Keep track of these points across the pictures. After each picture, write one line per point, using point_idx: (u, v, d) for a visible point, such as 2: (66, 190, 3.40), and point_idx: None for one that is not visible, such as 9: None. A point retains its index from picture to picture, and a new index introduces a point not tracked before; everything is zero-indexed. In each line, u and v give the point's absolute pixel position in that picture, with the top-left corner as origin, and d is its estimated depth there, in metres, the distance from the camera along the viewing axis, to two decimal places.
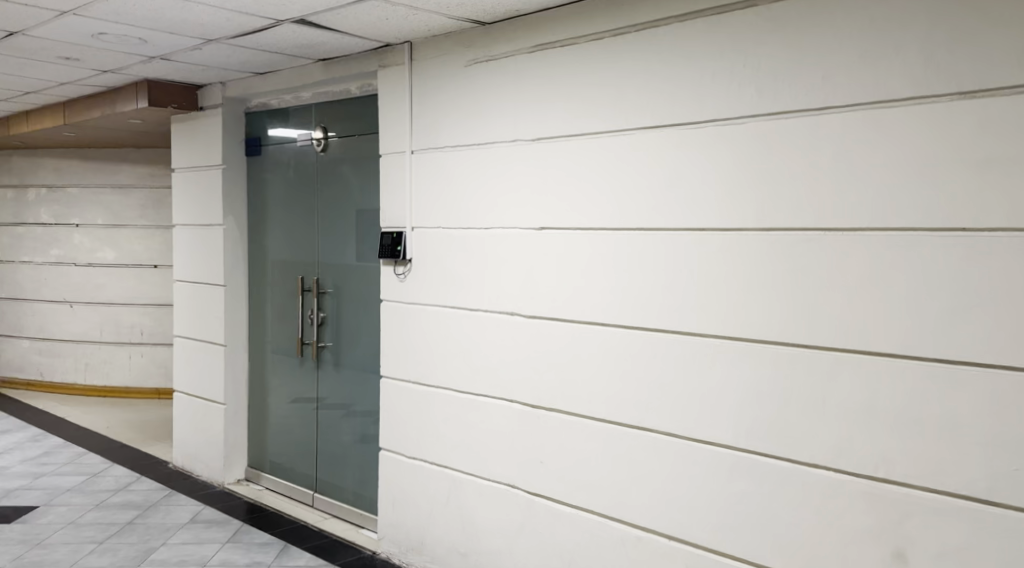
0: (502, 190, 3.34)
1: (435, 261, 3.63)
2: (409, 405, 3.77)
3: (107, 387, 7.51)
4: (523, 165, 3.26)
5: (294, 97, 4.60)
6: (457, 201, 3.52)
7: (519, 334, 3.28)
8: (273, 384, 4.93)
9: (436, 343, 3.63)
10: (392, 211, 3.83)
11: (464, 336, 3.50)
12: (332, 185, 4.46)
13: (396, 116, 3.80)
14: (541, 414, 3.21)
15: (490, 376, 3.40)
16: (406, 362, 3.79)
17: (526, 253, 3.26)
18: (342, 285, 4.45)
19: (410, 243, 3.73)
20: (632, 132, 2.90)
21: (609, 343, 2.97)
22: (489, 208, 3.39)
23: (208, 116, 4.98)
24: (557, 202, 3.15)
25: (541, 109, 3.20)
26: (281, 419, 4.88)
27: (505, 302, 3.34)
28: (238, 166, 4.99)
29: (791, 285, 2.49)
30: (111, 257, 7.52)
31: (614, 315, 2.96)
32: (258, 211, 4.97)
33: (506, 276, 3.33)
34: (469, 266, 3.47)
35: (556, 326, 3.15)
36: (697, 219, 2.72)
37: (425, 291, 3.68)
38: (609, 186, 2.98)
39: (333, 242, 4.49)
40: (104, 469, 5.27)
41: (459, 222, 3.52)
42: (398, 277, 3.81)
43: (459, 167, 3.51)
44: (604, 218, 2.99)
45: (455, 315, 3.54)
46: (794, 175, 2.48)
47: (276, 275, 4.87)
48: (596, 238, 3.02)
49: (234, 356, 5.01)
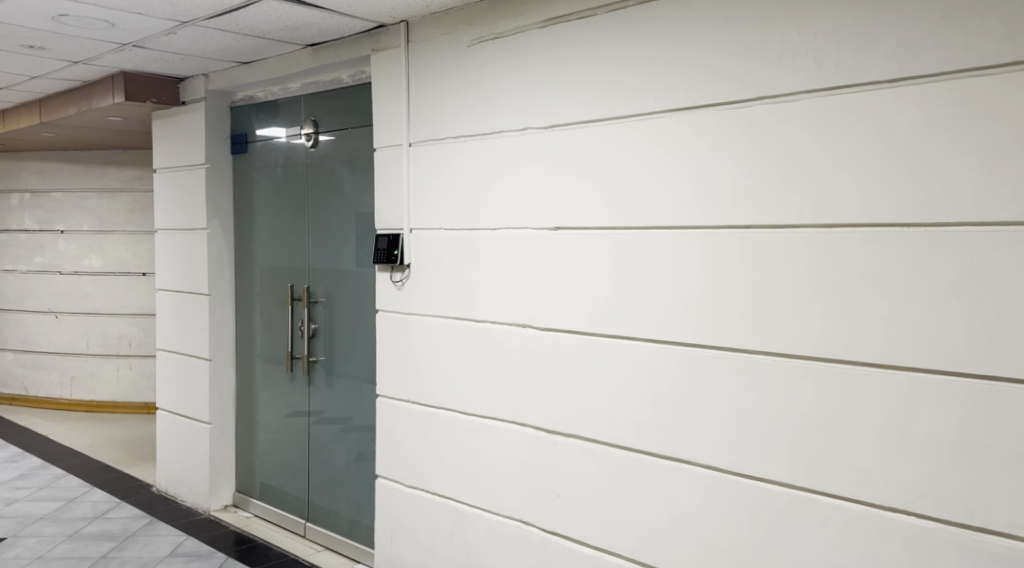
0: (510, 186, 2.95)
1: (436, 267, 3.24)
2: (408, 428, 3.38)
3: (94, 402, 7.13)
4: (534, 157, 2.87)
5: (281, 88, 4.22)
6: (461, 198, 3.13)
7: (531, 350, 2.89)
8: (262, 402, 4.55)
9: (437, 358, 3.24)
10: (389, 211, 3.44)
11: (469, 351, 3.10)
12: (323, 185, 4.08)
13: (392, 105, 3.41)
14: (557, 440, 2.81)
15: (498, 397, 3.00)
16: (404, 380, 3.39)
17: (537, 258, 2.87)
18: (335, 295, 4.07)
19: (407, 246, 3.34)
20: (661, 114, 2.51)
21: (636, 361, 2.57)
22: (495, 207, 3.01)
23: (190, 111, 4.60)
24: (574, 198, 2.75)
25: (554, 92, 2.81)
26: (271, 440, 4.49)
27: (515, 312, 2.94)
28: (223, 165, 4.61)
29: (859, 291, 2.09)
30: (97, 264, 7.14)
31: (640, 328, 2.56)
32: (245, 214, 4.59)
33: (515, 284, 2.94)
34: (474, 272, 3.08)
35: (573, 341, 2.75)
36: (739, 215, 2.32)
37: (425, 300, 3.29)
38: (633, 177, 2.58)
39: (325, 246, 4.10)
40: (81, 494, 4.88)
41: (463, 223, 3.13)
42: (395, 285, 3.42)
43: (463, 160, 3.12)
44: (628, 216, 2.60)
45: (458, 328, 3.15)
46: (860, 162, 2.09)
47: (264, 283, 4.49)
48: (619, 240, 2.62)
49: (220, 371, 4.63)
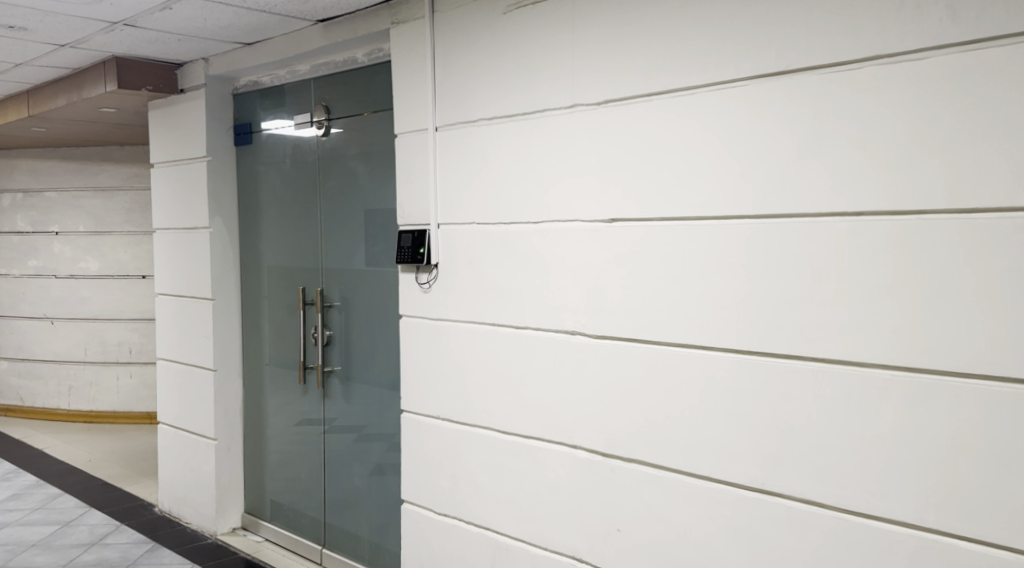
0: (554, 172, 2.58)
1: (469, 266, 2.86)
2: (439, 449, 3.00)
3: (94, 412, 6.77)
4: (584, 137, 2.49)
5: (288, 71, 3.84)
6: (496, 188, 2.75)
7: (583, 361, 2.51)
8: (272, 415, 4.17)
9: (471, 369, 2.86)
10: (412, 205, 3.06)
11: (509, 362, 2.73)
12: (337, 178, 3.69)
13: (415, 84, 3.02)
14: (616, 466, 2.43)
15: (544, 415, 2.62)
16: (432, 394, 3.02)
17: (589, 255, 2.49)
18: (351, 299, 3.69)
19: (435, 244, 2.96)
20: (744, 82, 2.12)
21: (714, 376, 2.19)
22: (538, 197, 2.63)
23: (189, 99, 4.22)
24: (634, 185, 2.37)
25: (609, 63, 2.41)
26: (282, 458, 4.12)
27: (564, 317, 2.56)
28: (226, 157, 4.23)
29: (1009, 293, 1.73)
30: (95, 267, 6.77)
31: (721, 337, 2.18)
32: (250, 211, 4.21)
33: (563, 285, 2.56)
34: (514, 272, 2.71)
35: (635, 351, 2.37)
36: (844, 200, 1.94)
37: (457, 303, 2.91)
38: (708, 159, 2.20)
39: (339, 245, 3.72)
40: (78, 517, 4.52)
41: (499, 216, 2.75)
42: (421, 287, 3.04)
43: (498, 144, 2.74)
44: (703, 205, 2.21)
45: (495, 335, 2.77)
46: (1002, 132, 1.72)
47: (272, 286, 4.11)
48: (690, 233, 2.24)
49: (226, 382, 4.25)
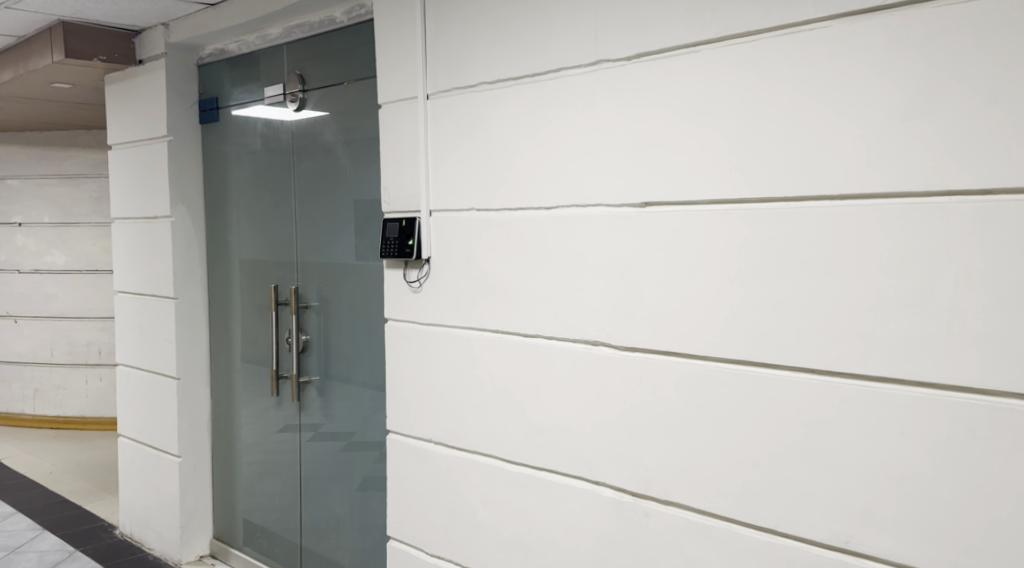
0: (572, 147, 2.10)
1: (467, 262, 2.39)
2: (431, 479, 2.53)
3: (61, 418, 6.29)
4: (609, 101, 2.02)
5: (259, 36, 3.36)
6: (500, 167, 2.28)
7: (608, 377, 2.04)
8: (242, 430, 3.69)
9: (470, 386, 2.38)
10: (399, 188, 2.58)
11: (516, 378, 2.26)
12: (314, 160, 3.21)
13: (401, 44, 2.54)
14: (649, 510, 1.96)
15: (558, 443, 2.16)
16: (424, 413, 2.54)
17: (615, 247, 2.01)
18: (330, 299, 3.21)
19: (426, 234, 2.49)
20: (825, 23, 1.66)
21: (782, 402, 1.72)
22: (550, 178, 2.16)
23: (147, 71, 3.72)
24: (675, 160, 1.90)
25: (642, 5, 1.94)
26: (254, 477, 3.65)
27: (583, 324, 2.09)
28: (191, 138, 3.73)
29: None
30: (61, 261, 6.27)
31: (792, 352, 1.71)
32: (217, 198, 3.72)
33: (582, 284, 2.09)
34: (523, 269, 2.23)
35: (674, 368, 1.90)
36: (969, 173, 1.50)
37: (452, 306, 2.43)
38: (781, 123, 1.73)
39: (317, 236, 3.24)
40: (27, 542, 4.02)
41: (504, 201, 2.27)
42: (410, 287, 2.56)
43: (501, 113, 2.27)
44: (769, 183, 1.75)
45: (498, 345, 2.30)
46: None
47: (243, 284, 3.63)
48: (749, 220, 1.77)
49: (191, 392, 3.76)
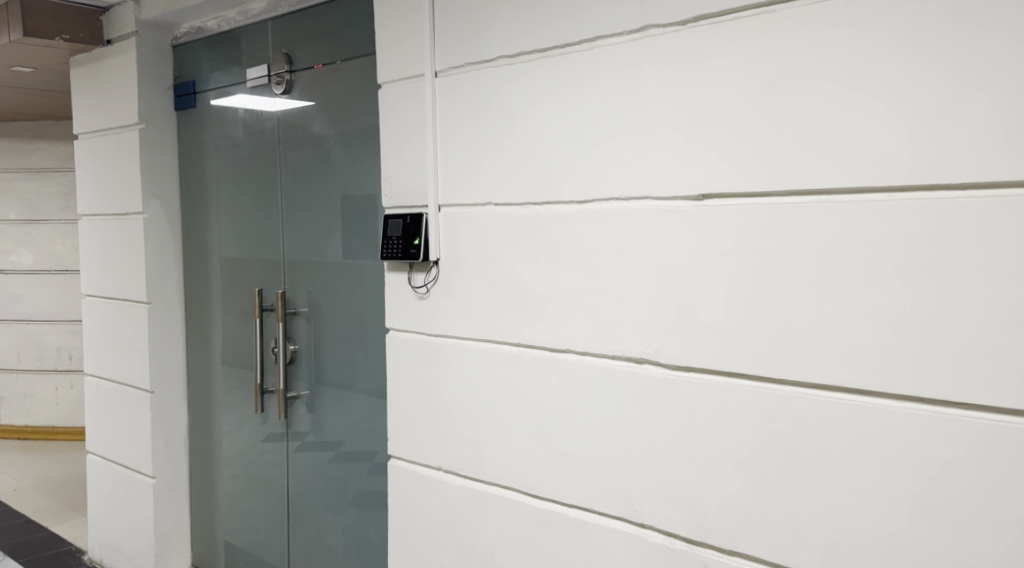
0: (616, 131, 1.81)
1: (483, 264, 2.09)
2: (439, 514, 2.21)
3: (28, 428, 5.91)
4: (662, 73, 1.73)
5: (241, 12, 3.02)
6: (525, 155, 1.98)
7: (658, 402, 1.75)
8: (222, 448, 3.35)
9: (487, 408, 2.08)
10: (403, 180, 2.26)
11: (544, 400, 1.96)
12: (303, 150, 2.88)
13: (405, 14, 2.22)
14: (709, 561, 1.68)
15: (595, 477, 1.87)
16: (431, 436, 2.23)
17: (668, 250, 1.73)
18: (321, 305, 2.87)
19: (435, 232, 2.17)
20: None
21: (884, 437, 1.47)
22: (587, 166, 1.86)
23: (116, 51, 3.35)
24: (744, 144, 1.62)
25: None
26: (236, 501, 3.30)
27: (626, 338, 1.80)
28: (166, 126, 3.38)
29: None
30: (29, 261, 5.87)
31: (895, 378, 1.46)
32: (195, 192, 3.37)
33: (626, 292, 1.80)
34: (552, 273, 1.94)
35: (743, 392, 1.63)
36: None
37: (466, 316, 2.13)
38: (884, 97, 1.47)
39: (306, 235, 2.90)
40: None
41: (530, 195, 1.98)
42: (416, 292, 2.25)
43: (526, 92, 1.96)
44: (865, 171, 1.49)
45: (522, 361, 2.00)
46: None
47: (223, 287, 3.28)
48: (842, 221, 1.50)
49: (166, 407, 3.40)
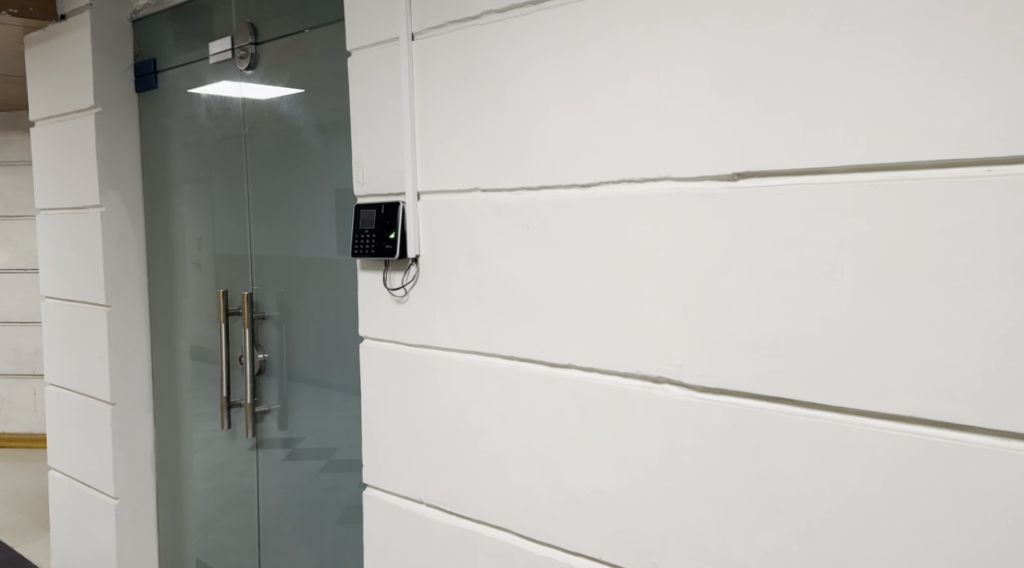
0: (627, 98, 1.48)
1: (469, 262, 1.76)
2: (420, 555, 1.89)
3: (6, 435, 5.62)
4: (685, 24, 1.40)
5: None
6: (517, 132, 1.65)
7: (681, 431, 1.43)
8: (190, 466, 3.03)
9: (475, 433, 1.76)
10: (377, 165, 1.94)
11: (542, 425, 1.64)
12: (271, 133, 2.55)
13: None
14: None
15: (605, 521, 1.55)
16: (410, 465, 1.91)
17: (696, 244, 1.40)
18: (293, 309, 2.55)
19: (413, 225, 1.84)
20: None
21: (978, 484, 1.16)
22: (591, 141, 1.54)
23: (69, 27, 3.02)
24: (791, 111, 1.30)
25: None
26: (205, 525, 2.99)
27: (642, 352, 1.47)
28: (126, 109, 3.06)
29: None
30: (4, 260, 5.56)
31: (995, 409, 1.15)
32: (158, 184, 3.05)
33: (641, 296, 1.47)
34: (551, 274, 1.61)
35: (790, 422, 1.31)
36: None
37: (450, 323, 1.80)
38: (979, 47, 1.15)
39: (276, 229, 2.58)
40: None
41: (524, 179, 1.65)
42: (393, 294, 1.92)
43: (519, 55, 1.64)
44: (955, 140, 1.17)
45: (515, 377, 1.68)
46: None
47: (189, 288, 2.96)
48: (923, 209, 1.19)
49: (130, 421, 3.08)
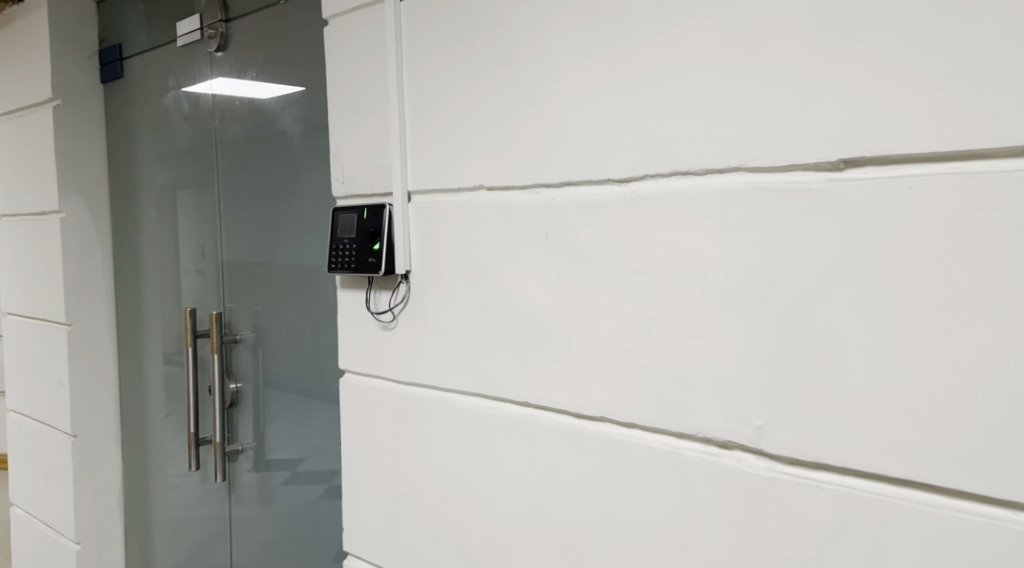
0: (681, 64, 1.09)
1: (471, 281, 1.38)
2: None
3: None
4: None
5: None
6: (532, 114, 1.27)
7: (761, 517, 1.04)
8: (160, 508, 2.67)
9: (479, 499, 1.38)
10: (358, 159, 1.56)
11: (566, 495, 1.25)
12: (245, 126, 2.19)
13: None
14: None
15: None
16: (399, 533, 1.53)
17: (782, 261, 1.02)
18: (268, 331, 2.19)
19: (400, 233, 1.46)
20: None
21: None
22: (631, 123, 1.15)
23: (23, 8, 2.67)
24: (924, 75, 0.92)
25: None
26: None
27: (701, 409, 1.09)
28: (89, 102, 2.71)
29: None
30: None
31: None
32: (125, 185, 2.69)
33: (701, 332, 1.09)
34: (576, 299, 1.23)
35: (924, 515, 0.93)
36: None
37: (447, 357, 1.42)
38: None
39: (250, 238, 2.22)
40: None
41: (541, 174, 1.27)
42: (379, 318, 1.54)
43: (535, 14, 1.26)
44: None
45: (532, 432, 1.29)
46: None
47: (158, 305, 2.60)
48: None
49: (93, 456, 2.73)
